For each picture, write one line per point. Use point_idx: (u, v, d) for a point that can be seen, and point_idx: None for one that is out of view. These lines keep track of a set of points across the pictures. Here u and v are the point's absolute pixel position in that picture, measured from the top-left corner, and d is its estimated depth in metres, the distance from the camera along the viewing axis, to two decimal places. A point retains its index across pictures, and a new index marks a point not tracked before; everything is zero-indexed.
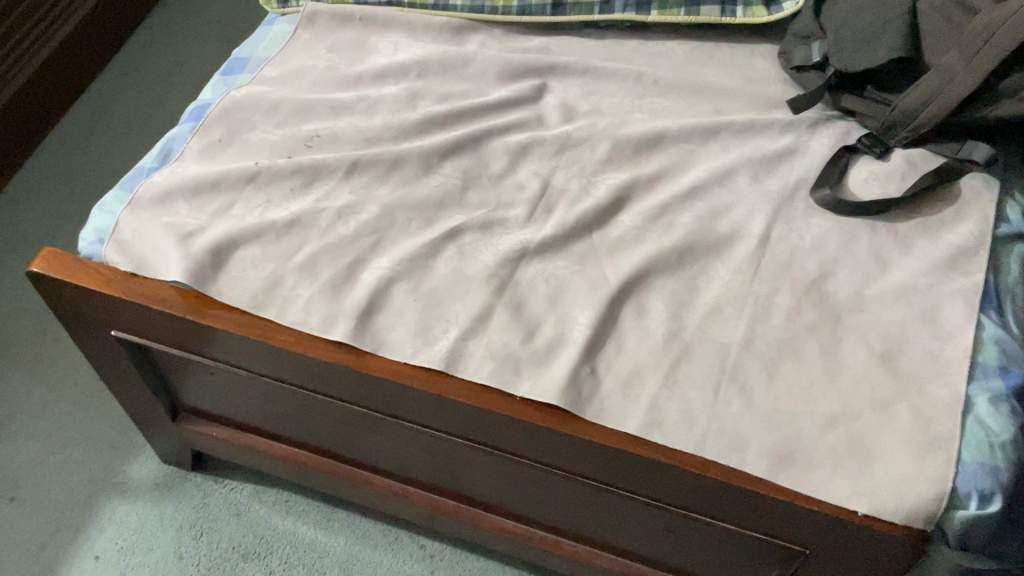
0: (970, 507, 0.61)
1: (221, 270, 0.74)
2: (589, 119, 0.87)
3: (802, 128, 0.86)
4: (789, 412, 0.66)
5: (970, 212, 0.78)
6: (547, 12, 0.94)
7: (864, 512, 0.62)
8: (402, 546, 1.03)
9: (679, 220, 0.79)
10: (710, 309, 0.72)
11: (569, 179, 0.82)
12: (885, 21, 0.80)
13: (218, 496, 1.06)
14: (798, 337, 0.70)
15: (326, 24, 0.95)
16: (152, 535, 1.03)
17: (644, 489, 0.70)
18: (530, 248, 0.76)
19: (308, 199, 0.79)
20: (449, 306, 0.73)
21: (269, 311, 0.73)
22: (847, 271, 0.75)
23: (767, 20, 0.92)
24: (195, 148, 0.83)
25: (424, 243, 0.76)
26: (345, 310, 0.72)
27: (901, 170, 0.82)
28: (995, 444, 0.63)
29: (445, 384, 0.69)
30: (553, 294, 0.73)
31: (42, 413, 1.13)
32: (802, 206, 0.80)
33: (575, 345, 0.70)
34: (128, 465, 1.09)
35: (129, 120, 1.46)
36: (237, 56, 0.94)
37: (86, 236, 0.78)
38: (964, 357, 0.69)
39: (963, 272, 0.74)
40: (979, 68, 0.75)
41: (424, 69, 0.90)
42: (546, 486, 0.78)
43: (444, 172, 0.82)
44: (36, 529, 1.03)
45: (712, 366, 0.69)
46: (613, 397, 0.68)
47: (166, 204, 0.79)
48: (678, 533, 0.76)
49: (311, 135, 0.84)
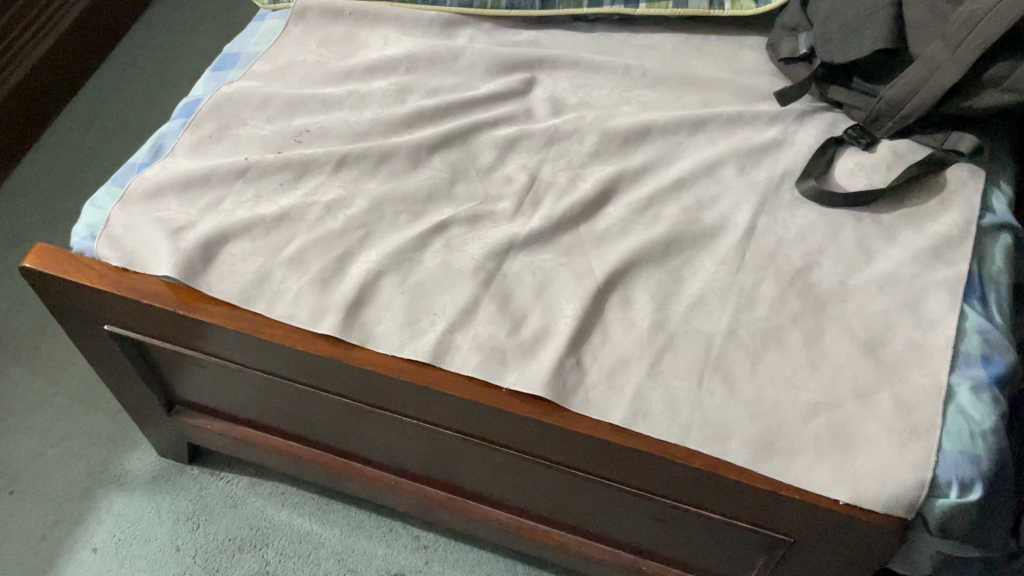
0: (951, 495, 0.62)
1: (210, 264, 0.75)
2: (578, 112, 0.87)
3: (789, 120, 0.86)
4: (772, 402, 0.67)
5: (955, 202, 0.78)
6: (537, 6, 0.94)
7: (845, 501, 0.63)
8: (397, 537, 1.04)
9: (666, 212, 0.79)
10: (694, 300, 0.73)
11: (556, 171, 0.83)
12: (870, 12, 0.81)
13: (215, 488, 1.07)
14: (782, 328, 0.71)
15: (316, 19, 0.95)
16: (149, 528, 1.04)
17: (630, 479, 0.71)
18: (517, 241, 0.76)
19: (297, 194, 0.80)
20: (436, 299, 0.73)
21: (258, 304, 0.73)
22: (832, 262, 0.75)
23: (755, 12, 0.92)
24: (186, 144, 0.84)
25: (411, 236, 0.76)
26: (333, 303, 0.73)
27: (887, 162, 0.82)
28: (976, 433, 0.64)
29: (431, 376, 0.70)
30: (539, 286, 0.74)
31: (40, 406, 1.14)
32: (788, 197, 0.80)
33: (560, 336, 0.70)
34: (126, 457, 1.10)
35: (126, 115, 1.47)
36: (228, 52, 0.94)
37: (79, 231, 0.79)
38: (947, 346, 0.69)
39: (947, 262, 0.75)
40: (962, 59, 0.75)
41: (413, 64, 0.91)
42: (535, 476, 0.79)
43: (433, 165, 0.82)
44: (35, 521, 1.04)
45: (696, 356, 0.69)
46: (597, 388, 0.68)
47: (157, 199, 0.80)
48: (665, 522, 0.77)
49: (301, 130, 0.84)
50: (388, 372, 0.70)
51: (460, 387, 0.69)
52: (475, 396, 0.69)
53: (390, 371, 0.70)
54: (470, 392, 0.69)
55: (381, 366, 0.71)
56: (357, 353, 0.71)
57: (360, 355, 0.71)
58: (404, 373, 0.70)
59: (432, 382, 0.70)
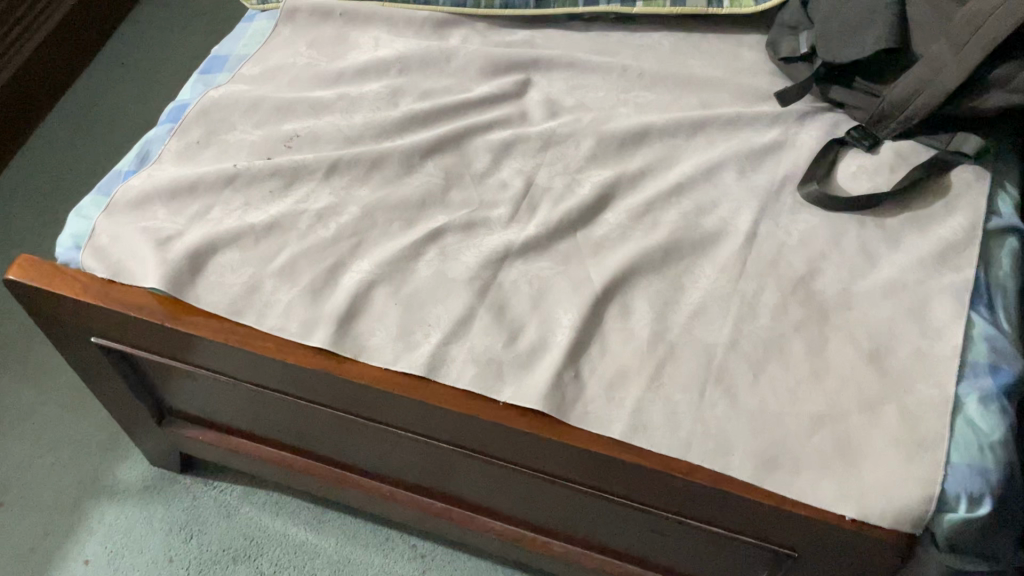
0: (959, 510, 0.60)
1: (198, 275, 0.73)
2: (574, 114, 0.85)
3: (790, 121, 0.84)
4: (775, 414, 0.65)
5: (960, 205, 0.77)
6: (531, 5, 0.92)
7: (852, 517, 0.61)
8: (394, 546, 1.03)
9: (665, 218, 0.77)
10: (695, 309, 0.71)
11: (553, 176, 0.81)
12: (872, 11, 0.79)
13: (208, 497, 1.06)
14: (785, 337, 0.69)
15: (305, 20, 0.93)
16: (141, 539, 1.02)
17: (631, 493, 0.70)
18: (513, 249, 0.75)
19: (287, 202, 0.78)
20: (430, 309, 0.71)
21: (248, 317, 0.72)
22: (835, 268, 0.73)
23: (755, 10, 0.90)
24: (174, 150, 0.82)
25: (404, 245, 0.75)
26: (325, 315, 0.71)
27: (890, 164, 0.80)
28: (984, 445, 0.62)
29: (427, 390, 0.68)
30: (535, 295, 0.72)
31: (29, 415, 1.12)
32: (789, 201, 0.78)
33: (557, 348, 0.69)
34: (117, 467, 1.08)
35: (115, 116, 1.44)
36: (216, 55, 0.92)
37: (63, 242, 0.77)
38: (953, 355, 0.67)
39: (953, 267, 0.73)
40: (968, 59, 0.73)
41: (405, 65, 0.88)
42: (533, 489, 0.77)
43: (426, 170, 0.81)
44: (25, 533, 1.02)
45: (697, 367, 0.68)
46: (596, 401, 0.67)
47: (143, 208, 0.78)
48: (667, 535, 0.75)
49: (291, 135, 0.82)
50: (383, 386, 0.69)
51: (456, 401, 0.68)
52: (471, 411, 0.67)
53: (384, 385, 0.69)
54: (466, 407, 0.67)
55: (375, 379, 0.69)
56: (351, 367, 0.70)
57: (354, 369, 0.69)
58: (399, 387, 0.68)
59: (427, 396, 0.68)
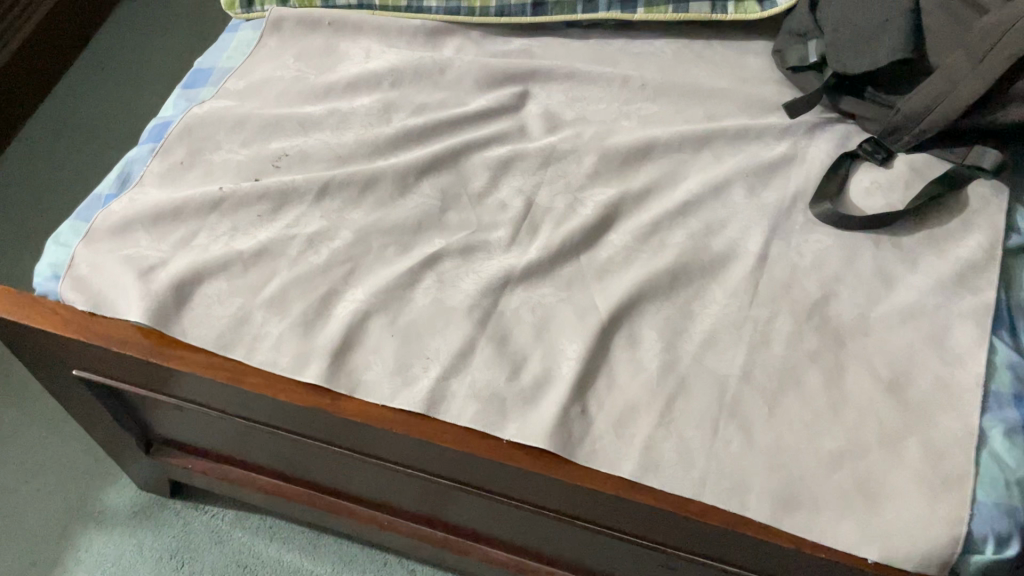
0: (987, 552, 0.58)
1: (184, 307, 0.70)
2: (575, 129, 0.82)
3: (799, 134, 0.81)
4: (792, 451, 0.62)
5: (979, 222, 0.74)
6: (528, 13, 0.89)
7: (875, 561, 0.58)
8: (392, 571, 1.00)
9: (672, 239, 0.74)
10: (706, 338, 0.68)
11: (554, 196, 0.77)
12: (886, 20, 0.75)
13: (199, 523, 1.03)
14: (800, 366, 0.66)
15: (292, 30, 0.89)
16: (131, 567, 0.99)
17: (641, 531, 0.67)
18: (514, 275, 0.71)
19: (277, 226, 0.74)
20: (428, 341, 0.68)
21: (236, 351, 0.68)
22: (850, 291, 0.70)
23: (761, 16, 0.87)
24: (156, 172, 0.78)
25: (400, 272, 0.71)
26: (318, 349, 0.68)
27: (905, 179, 0.77)
28: (1011, 482, 0.59)
29: (426, 428, 0.65)
30: (539, 324, 0.69)
31: (13, 438, 1.08)
32: (801, 219, 0.75)
33: (563, 382, 0.65)
34: (104, 491, 1.05)
35: (96, 123, 1.40)
36: (199, 68, 0.88)
37: (40, 272, 0.73)
38: (976, 385, 0.65)
39: (973, 289, 0.70)
40: (987, 72, 0.70)
41: (398, 78, 0.85)
42: (538, 523, 0.74)
43: (421, 191, 0.77)
44: (10, 563, 0.99)
45: (709, 401, 0.65)
46: (605, 438, 0.64)
47: (125, 235, 0.74)
48: (677, 570, 0.72)
49: (279, 154, 0.79)
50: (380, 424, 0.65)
51: (457, 440, 0.64)
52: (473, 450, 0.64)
53: (381, 423, 0.65)
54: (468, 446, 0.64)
55: (371, 417, 0.66)
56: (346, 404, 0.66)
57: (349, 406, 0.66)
58: (397, 426, 0.65)
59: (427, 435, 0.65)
